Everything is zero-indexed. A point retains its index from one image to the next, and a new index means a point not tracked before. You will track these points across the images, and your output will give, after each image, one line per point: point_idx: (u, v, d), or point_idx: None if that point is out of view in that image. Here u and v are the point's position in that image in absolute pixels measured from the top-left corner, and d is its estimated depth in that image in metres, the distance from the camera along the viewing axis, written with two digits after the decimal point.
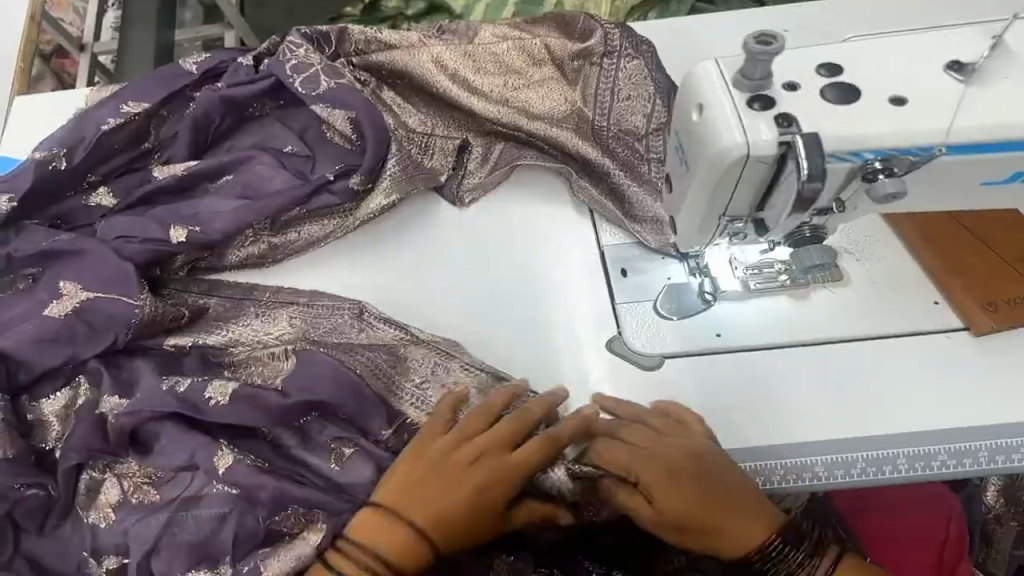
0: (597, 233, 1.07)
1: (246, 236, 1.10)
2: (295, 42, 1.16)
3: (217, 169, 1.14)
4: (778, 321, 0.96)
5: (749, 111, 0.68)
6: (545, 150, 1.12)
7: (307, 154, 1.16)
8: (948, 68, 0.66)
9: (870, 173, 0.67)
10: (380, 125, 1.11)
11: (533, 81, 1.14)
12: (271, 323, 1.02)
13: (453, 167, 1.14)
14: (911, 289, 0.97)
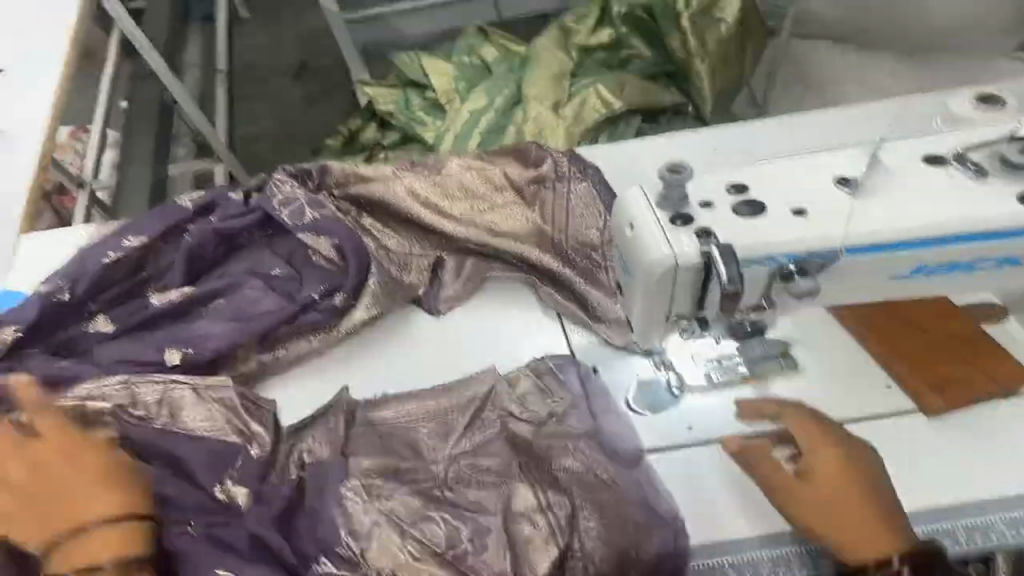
0: (568, 336, 1.14)
1: (240, 353, 1.16)
2: (280, 178, 1.28)
3: (212, 294, 1.23)
4: (742, 410, 1.01)
5: (672, 227, 0.74)
6: (512, 263, 1.21)
7: (295, 277, 1.24)
8: (839, 183, 0.74)
9: (788, 274, 0.74)
10: (362, 249, 1.20)
11: (497, 204, 1.25)
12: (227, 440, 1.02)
13: (430, 283, 1.22)
14: (862, 375, 1.04)
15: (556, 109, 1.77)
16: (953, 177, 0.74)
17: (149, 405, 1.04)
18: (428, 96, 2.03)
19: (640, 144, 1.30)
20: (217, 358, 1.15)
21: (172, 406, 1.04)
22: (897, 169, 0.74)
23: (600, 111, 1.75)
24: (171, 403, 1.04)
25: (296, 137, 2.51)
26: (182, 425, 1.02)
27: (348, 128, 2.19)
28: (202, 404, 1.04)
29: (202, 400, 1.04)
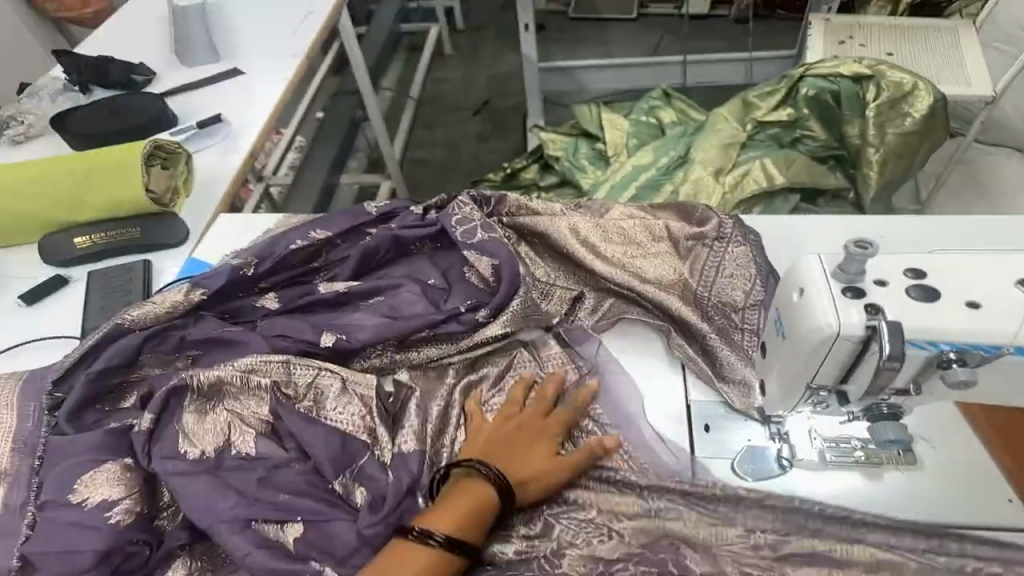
0: (686, 388, 1.16)
1: (379, 346, 1.26)
2: (463, 201, 1.38)
3: (372, 290, 1.34)
4: (866, 497, 0.99)
5: (843, 298, 0.77)
6: (650, 309, 1.25)
7: (445, 288, 1.34)
8: (1021, 284, 0.75)
9: (945, 361, 0.74)
10: (515, 274, 1.27)
11: (650, 253, 1.30)
12: (343, 412, 1.13)
13: (566, 312, 1.28)
14: (987, 483, 0.98)
15: (717, 176, 1.82)
16: None
17: (300, 388, 1.16)
18: (597, 146, 2.13)
19: (804, 221, 1.31)
20: (358, 347, 1.24)
21: (318, 394, 1.16)
22: None
23: (761, 184, 1.78)
24: (319, 390, 1.16)
25: (458, 166, 2.68)
26: (326, 414, 1.13)
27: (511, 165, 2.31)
28: (349, 397, 1.15)
29: (345, 394, 1.16)
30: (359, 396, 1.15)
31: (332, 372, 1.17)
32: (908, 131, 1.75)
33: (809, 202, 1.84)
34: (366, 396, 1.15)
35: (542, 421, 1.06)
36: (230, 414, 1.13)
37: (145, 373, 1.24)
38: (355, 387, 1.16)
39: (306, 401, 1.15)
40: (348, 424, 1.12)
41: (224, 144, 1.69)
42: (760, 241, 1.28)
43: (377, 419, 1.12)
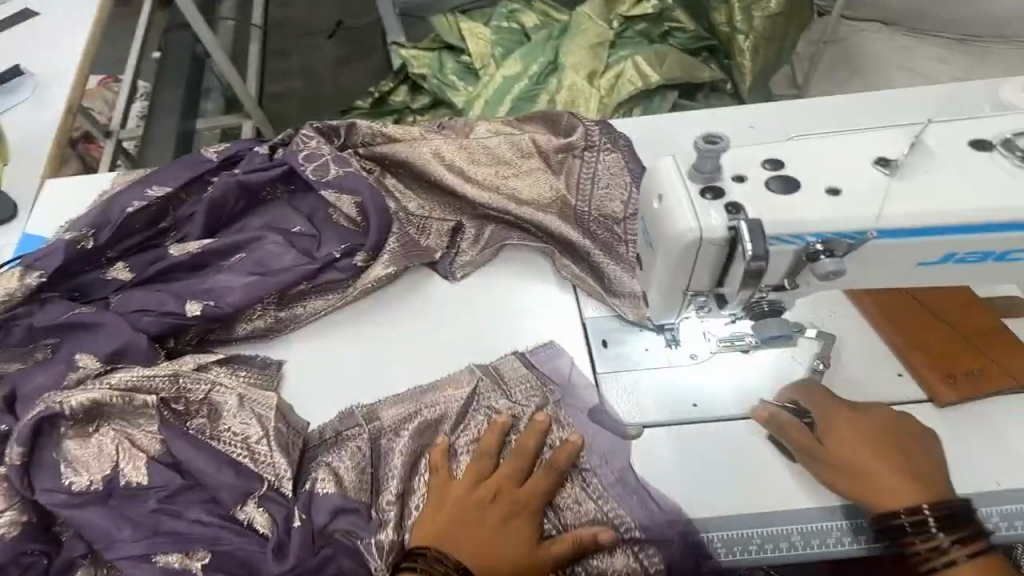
0: (581, 307, 1.11)
1: (256, 308, 1.16)
2: (308, 134, 1.26)
3: (230, 248, 1.22)
4: (759, 394, 0.98)
5: (702, 200, 0.72)
6: (531, 232, 1.19)
7: (314, 234, 1.24)
8: (875, 163, 0.71)
9: (812, 254, 0.70)
10: (383, 207, 1.19)
11: (522, 171, 1.22)
12: (243, 425, 1.01)
13: (447, 246, 1.21)
14: (876, 363, 0.99)
15: (591, 80, 1.75)
16: (995, 161, 0.69)
17: (192, 403, 1.04)
18: (462, 59, 2.01)
19: (674, 117, 1.26)
20: (234, 311, 1.14)
21: (212, 411, 1.03)
22: (941, 153, 0.70)
23: (635, 84, 1.71)
24: (213, 407, 1.03)
25: (325, 96, 2.50)
26: (221, 435, 1.00)
27: (379, 90, 2.19)
28: (245, 415, 1.02)
29: (241, 412, 1.02)
30: (255, 412, 1.02)
31: (227, 388, 1.04)
32: (775, 13, 1.71)
33: (687, 98, 1.77)
34: (263, 412, 1.02)
35: (517, 492, 0.89)
36: (118, 435, 1.01)
37: (0, 371, 1.10)
38: (251, 403, 1.03)
39: (198, 420, 1.02)
40: (243, 446, 0.99)
41: (32, 101, 1.48)
42: (632, 145, 1.22)
43: (274, 439, 0.99)
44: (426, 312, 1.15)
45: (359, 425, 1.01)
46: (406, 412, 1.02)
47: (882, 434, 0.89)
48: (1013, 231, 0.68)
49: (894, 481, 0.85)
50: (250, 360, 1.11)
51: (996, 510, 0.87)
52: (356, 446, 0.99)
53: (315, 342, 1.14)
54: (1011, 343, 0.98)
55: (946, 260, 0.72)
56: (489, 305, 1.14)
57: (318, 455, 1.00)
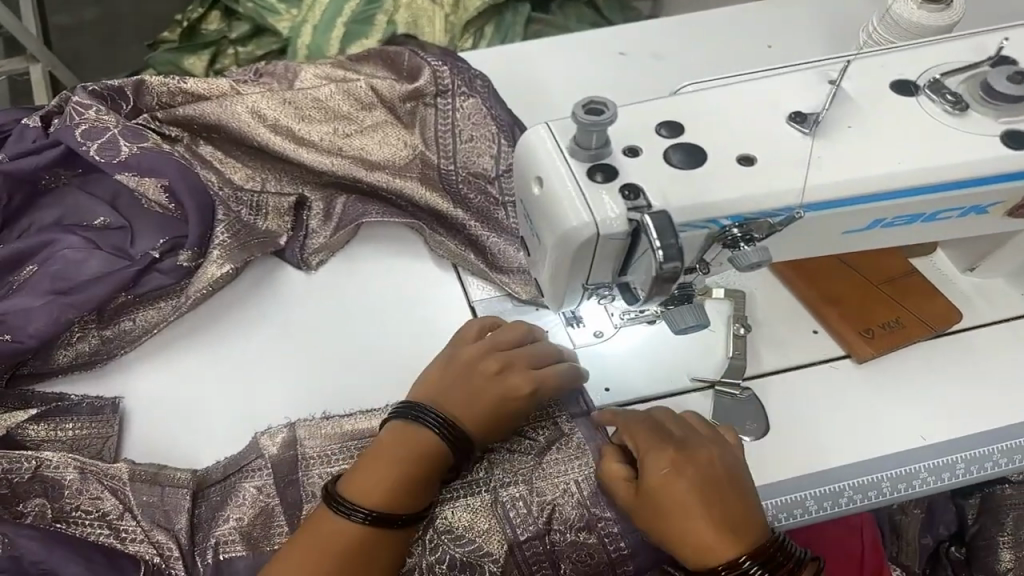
0: (465, 288, 0.96)
1: (73, 330, 0.89)
2: (82, 102, 0.98)
3: (16, 260, 0.92)
4: (670, 364, 0.88)
5: (592, 184, 0.58)
6: (394, 203, 1.01)
7: (122, 226, 0.97)
8: (791, 120, 0.59)
9: (730, 240, 0.58)
10: (200, 190, 0.95)
11: (366, 126, 1.03)
12: (92, 499, 0.77)
13: (292, 227, 0.99)
14: (787, 321, 0.93)
15: None
16: (923, 107, 0.59)
17: (18, 485, 0.77)
18: None
19: (531, 47, 1.10)
20: (43, 341, 0.86)
21: (49, 489, 0.77)
22: (866, 103, 0.59)
23: None
24: (49, 483, 0.77)
25: (125, 27, 2.12)
26: (69, 518, 0.77)
27: (187, 17, 1.87)
28: (93, 488, 0.78)
29: (88, 484, 0.78)
30: (108, 483, 0.78)
31: (62, 459, 0.78)
32: None
33: (541, 10, 1.67)
34: (119, 484, 0.78)
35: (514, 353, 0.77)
36: None
37: None
38: (98, 474, 0.78)
39: (34, 502, 0.77)
40: (107, 528, 0.77)
41: None
42: (491, 85, 1.04)
43: (143, 514, 0.77)
44: (302, 310, 0.95)
45: (259, 462, 0.80)
46: (335, 440, 0.82)
47: (704, 475, 0.68)
48: (941, 193, 0.59)
49: (700, 531, 0.65)
50: (74, 407, 0.84)
51: (921, 466, 0.83)
52: (255, 488, 0.79)
53: (158, 364, 0.90)
54: (924, 291, 0.93)
55: (873, 226, 0.63)
56: (360, 296, 0.96)
57: (216, 519, 0.78)
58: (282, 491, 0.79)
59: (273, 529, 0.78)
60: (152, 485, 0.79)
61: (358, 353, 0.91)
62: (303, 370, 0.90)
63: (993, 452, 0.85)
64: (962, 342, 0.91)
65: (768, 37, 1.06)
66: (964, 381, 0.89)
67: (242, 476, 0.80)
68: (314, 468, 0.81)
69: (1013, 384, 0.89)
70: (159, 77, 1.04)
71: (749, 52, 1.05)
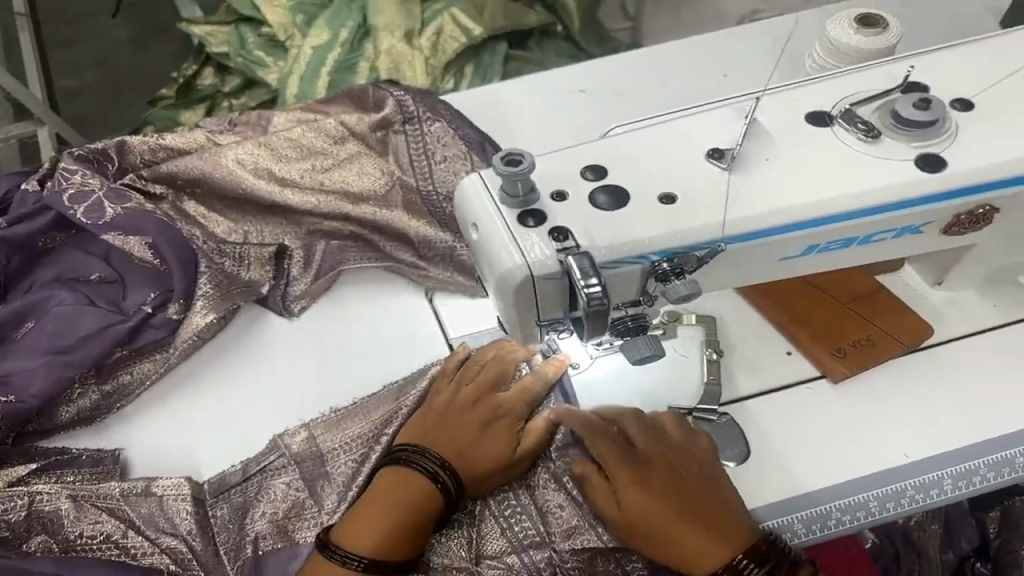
0: (444, 327, 0.97)
1: (74, 388, 0.91)
2: (70, 167, 1.02)
3: (15, 318, 0.95)
4: (645, 391, 0.86)
5: (523, 228, 0.60)
6: (369, 244, 1.03)
7: (116, 280, 1.01)
8: (710, 156, 0.61)
9: (662, 274, 0.60)
10: (184, 245, 0.99)
11: (340, 172, 1.07)
12: (93, 529, 0.81)
13: (274, 276, 1.02)
14: (761, 346, 0.90)
15: (409, 41, 1.61)
16: (839, 137, 0.61)
17: (16, 524, 0.81)
18: (264, 31, 1.79)
19: (496, 87, 1.13)
20: (47, 399, 0.89)
21: (48, 524, 0.81)
22: (780, 135, 0.62)
23: (459, 39, 1.60)
24: (46, 519, 0.82)
25: (126, 88, 2.19)
26: (76, 544, 0.81)
27: (182, 74, 1.94)
28: (91, 512, 0.82)
29: (85, 511, 0.82)
30: (104, 506, 0.82)
31: (54, 490, 0.82)
32: None
33: (519, 47, 1.71)
34: (113, 503, 0.82)
35: (501, 404, 0.81)
36: None
37: None
38: (90, 497, 0.82)
39: (37, 539, 0.81)
40: (113, 546, 0.81)
41: None
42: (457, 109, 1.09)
43: (144, 526, 0.82)
44: (279, 346, 0.98)
45: (283, 460, 0.85)
46: (351, 432, 0.86)
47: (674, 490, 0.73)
48: (868, 216, 0.60)
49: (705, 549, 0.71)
50: (74, 461, 0.87)
51: (908, 483, 0.81)
52: (284, 483, 0.84)
53: (153, 416, 0.92)
54: (894, 307, 0.90)
55: (811, 251, 0.64)
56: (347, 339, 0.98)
57: (250, 514, 0.83)
58: (309, 484, 0.84)
59: (304, 516, 0.82)
60: (150, 502, 0.82)
61: (338, 385, 0.94)
62: (283, 401, 0.93)
63: (979, 466, 0.82)
64: (948, 351, 0.89)
65: (724, 66, 1.09)
66: (952, 391, 0.85)
67: (271, 470, 0.84)
68: (339, 458, 0.85)
69: (1001, 390, 0.85)
70: (142, 137, 1.08)
71: (703, 81, 1.07)
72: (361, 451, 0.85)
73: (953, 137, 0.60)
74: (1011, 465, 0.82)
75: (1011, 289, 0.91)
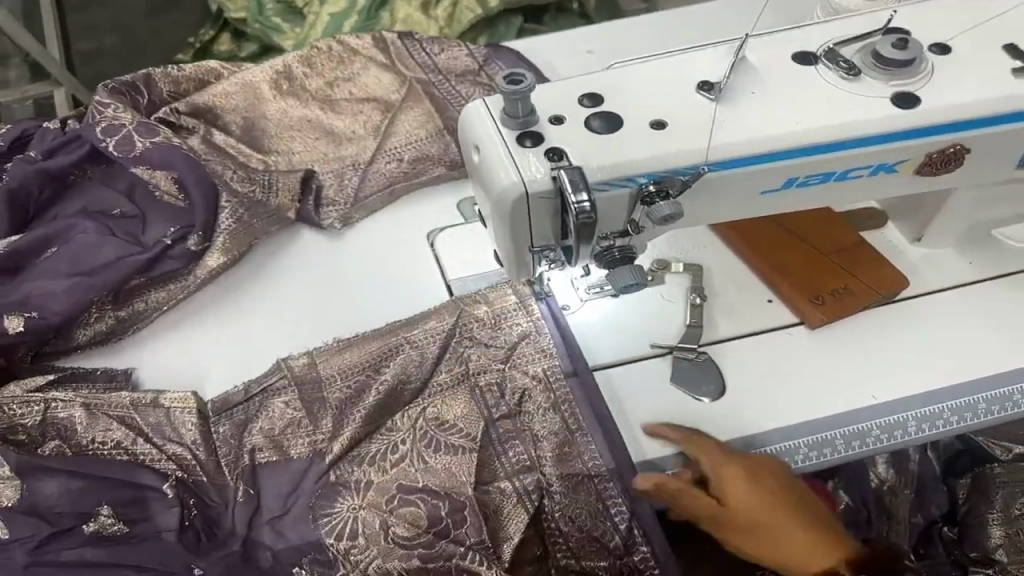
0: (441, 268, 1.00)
1: (90, 312, 0.95)
2: (103, 102, 1.07)
3: (39, 244, 0.99)
4: (635, 328, 0.91)
5: (520, 148, 0.64)
6: (384, 187, 1.08)
7: (136, 215, 1.05)
8: (700, 89, 0.65)
9: (647, 197, 0.64)
10: (207, 182, 1.03)
11: (360, 124, 1.13)
12: (105, 436, 0.86)
13: (301, 200, 1.06)
14: (745, 291, 0.94)
15: (426, 11, 1.64)
16: (822, 75, 0.65)
17: (33, 430, 0.85)
18: None
19: (509, 46, 1.17)
20: (65, 319, 0.93)
21: (61, 431, 0.86)
22: (767, 71, 0.66)
23: (474, 10, 1.62)
24: (61, 426, 0.86)
25: (143, 52, 2.23)
26: (88, 450, 0.85)
27: (199, 39, 1.99)
28: (103, 420, 0.87)
29: (97, 420, 0.86)
30: (115, 414, 0.87)
31: (69, 397, 0.87)
32: None
33: (534, 20, 1.74)
34: (123, 412, 0.87)
35: None
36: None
37: None
38: (102, 406, 0.87)
39: (51, 444, 0.85)
40: (121, 452, 0.85)
41: None
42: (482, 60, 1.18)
43: (152, 434, 0.87)
44: (289, 280, 1.01)
45: (283, 381, 0.89)
46: (351, 359, 0.90)
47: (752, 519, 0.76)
48: (843, 149, 0.64)
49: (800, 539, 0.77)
50: (90, 375, 0.91)
51: (873, 424, 0.85)
52: (283, 403, 0.88)
53: (170, 339, 0.96)
54: (873, 260, 0.94)
55: (788, 187, 0.68)
56: (362, 259, 1.02)
57: (254, 431, 0.87)
58: (308, 405, 0.88)
59: (302, 434, 0.87)
60: (158, 412, 0.87)
61: (347, 314, 0.98)
62: (294, 326, 0.97)
63: (943, 410, 0.85)
64: (932, 304, 0.93)
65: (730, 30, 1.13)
66: (923, 340, 0.90)
67: (272, 392, 0.89)
68: (337, 383, 0.89)
69: (970, 344, 0.89)
70: (162, 71, 1.15)
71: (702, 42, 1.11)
72: (360, 377, 0.89)
73: (929, 76, 0.64)
74: (973, 411, 0.85)
75: (986, 249, 0.96)
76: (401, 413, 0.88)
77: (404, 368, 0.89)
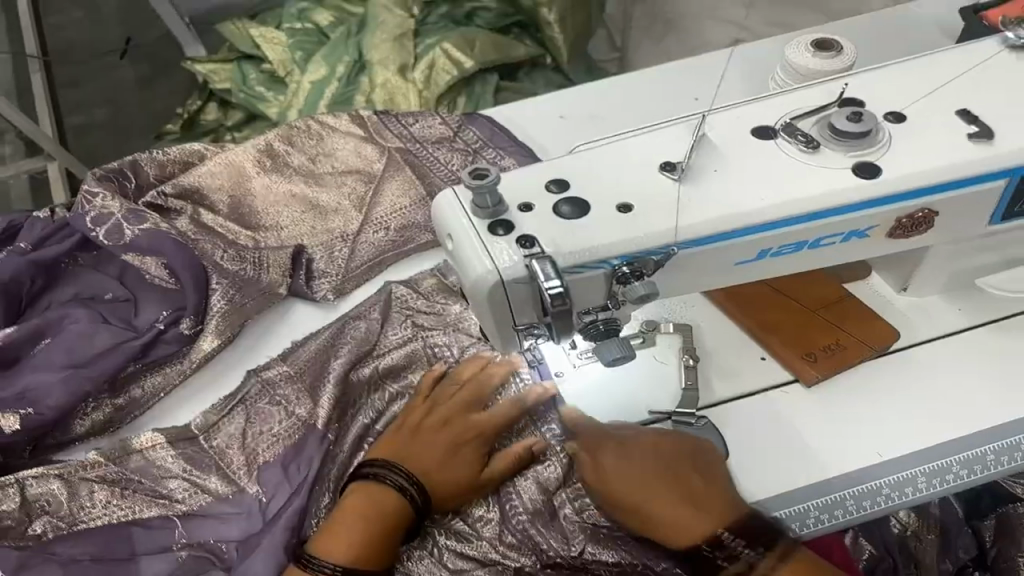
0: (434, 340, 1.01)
1: (87, 402, 0.96)
2: (91, 189, 1.08)
3: (33, 336, 1.00)
4: (632, 395, 0.89)
5: (494, 237, 0.65)
6: (372, 258, 1.08)
7: (128, 299, 1.06)
8: (663, 169, 0.67)
9: (621, 277, 0.65)
10: (196, 266, 1.04)
11: (345, 198, 1.15)
12: (88, 501, 0.89)
13: (291, 275, 1.05)
14: (737, 351, 0.93)
15: (405, 74, 1.67)
16: (782, 149, 0.67)
17: (21, 512, 0.88)
18: (266, 67, 1.88)
19: (488, 112, 1.19)
20: (61, 412, 0.93)
21: (47, 506, 0.88)
22: (727, 149, 0.68)
23: (451, 72, 1.66)
24: (47, 501, 0.89)
25: (132, 122, 2.27)
26: (78, 521, 0.88)
27: (187, 110, 2.02)
28: (84, 487, 0.89)
29: (78, 487, 0.89)
30: (93, 476, 0.90)
31: (43, 470, 0.90)
32: None
33: (511, 77, 1.77)
34: (99, 471, 0.90)
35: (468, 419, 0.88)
36: None
37: None
38: (77, 471, 0.90)
39: (42, 522, 0.88)
40: (104, 511, 0.88)
41: None
42: (465, 132, 1.19)
43: (134, 491, 0.90)
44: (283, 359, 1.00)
45: (258, 384, 0.95)
46: (314, 351, 0.97)
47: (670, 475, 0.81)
48: (813, 219, 0.65)
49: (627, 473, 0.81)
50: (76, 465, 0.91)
51: (883, 482, 0.84)
52: (268, 403, 0.94)
53: (166, 425, 0.95)
54: (862, 313, 0.94)
55: (763, 257, 0.69)
56: None
57: (252, 434, 0.92)
58: (286, 393, 0.94)
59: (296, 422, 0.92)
60: (128, 465, 0.90)
61: None
62: None
63: (952, 464, 0.85)
64: (925, 353, 0.92)
65: (707, 82, 1.14)
66: (920, 388, 0.90)
67: (257, 397, 0.94)
68: (305, 371, 0.96)
69: (970, 392, 0.89)
70: (150, 155, 1.17)
71: (674, 100, 1.12)
72: (322, 353, 0.97)
73: (885, 147, 0.66)
74: (982, 462, 0.85)
75: (969, 297, 0.96)
76: (373, 381, 0.95)
77: (357, 342, 0.97)
